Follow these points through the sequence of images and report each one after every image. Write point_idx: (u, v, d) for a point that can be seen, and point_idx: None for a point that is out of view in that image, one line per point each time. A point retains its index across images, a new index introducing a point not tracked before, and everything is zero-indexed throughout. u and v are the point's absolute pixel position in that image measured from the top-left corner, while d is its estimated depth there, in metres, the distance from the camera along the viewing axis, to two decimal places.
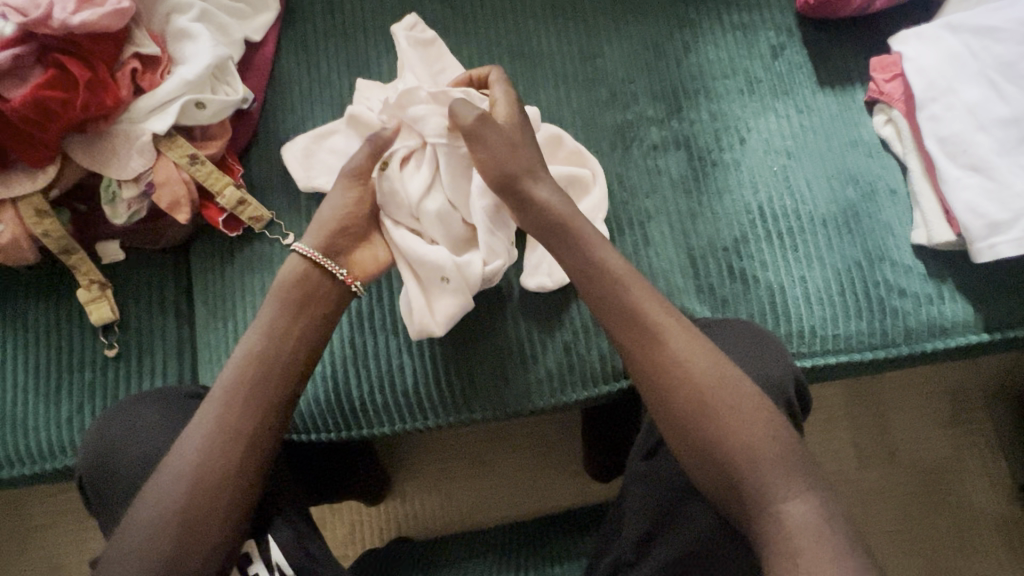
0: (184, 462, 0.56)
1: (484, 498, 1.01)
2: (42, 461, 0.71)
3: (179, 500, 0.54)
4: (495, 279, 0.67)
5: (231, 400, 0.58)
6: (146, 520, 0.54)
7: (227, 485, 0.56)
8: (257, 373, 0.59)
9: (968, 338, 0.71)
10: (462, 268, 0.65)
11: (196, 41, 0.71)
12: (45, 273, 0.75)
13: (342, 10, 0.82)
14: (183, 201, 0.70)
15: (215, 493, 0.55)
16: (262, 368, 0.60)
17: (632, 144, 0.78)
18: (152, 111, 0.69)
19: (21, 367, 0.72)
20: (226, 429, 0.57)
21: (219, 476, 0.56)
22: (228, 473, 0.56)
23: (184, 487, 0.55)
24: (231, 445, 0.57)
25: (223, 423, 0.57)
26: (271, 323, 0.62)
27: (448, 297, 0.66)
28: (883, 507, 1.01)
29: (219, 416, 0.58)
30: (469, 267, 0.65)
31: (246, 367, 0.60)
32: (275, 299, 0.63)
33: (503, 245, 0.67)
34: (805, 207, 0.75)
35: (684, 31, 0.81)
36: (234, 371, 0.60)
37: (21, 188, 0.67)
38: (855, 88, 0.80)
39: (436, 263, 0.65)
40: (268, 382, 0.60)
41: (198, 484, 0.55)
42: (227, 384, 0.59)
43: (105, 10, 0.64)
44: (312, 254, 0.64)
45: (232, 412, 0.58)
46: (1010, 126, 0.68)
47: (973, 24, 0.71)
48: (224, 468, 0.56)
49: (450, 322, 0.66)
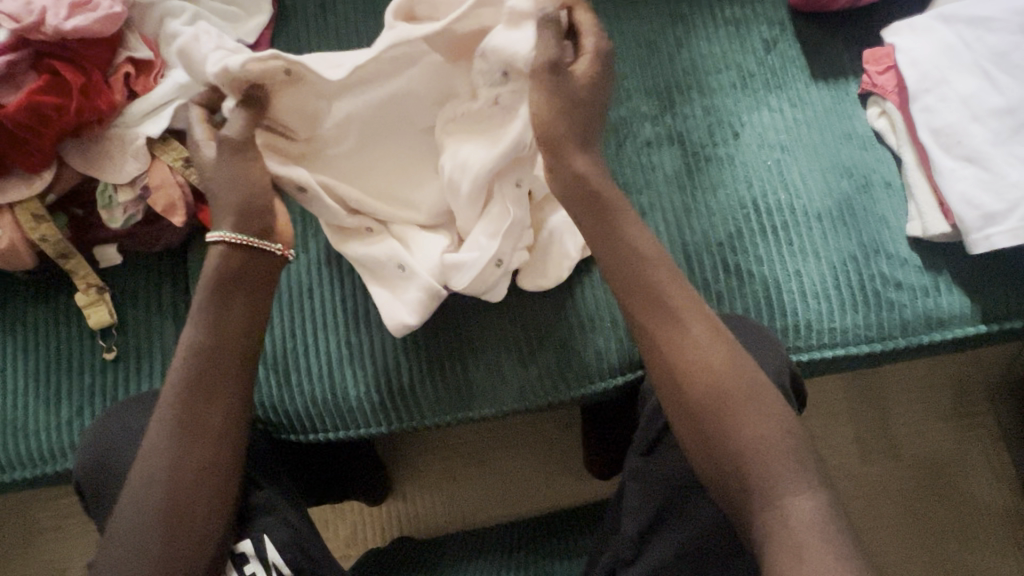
0: (161, 466, 0.56)
1: (486, 497, 1.01)
2: (43, 465, 0.72)
3: (162, 499, 0.55)
4: (461, 279, 0.65)
5: (189, 402, 0.58)
6: (129, 520, 0.54)
7: (210, 490, 0.57)
8: (216, 371, 0.59)
9: (965, 329, 0.71)
10: (420, 258, 0.67)
11: (189, 44, 0.72)
12: (43, 278, 0.75)
13: (335, 11, 0.82)
14: (178, 204, 0.70)
15: (194, 491, 0.56)
16: (222, 364, 0.59)
17: (625, 140, 0.78)
18: (145, 115, 0.69)
19: (20, 371, 0.73)
20: (198, 427, 0.57)
21: (198, 477, 0.56)
22: (212, 474, 0.57)
23: (164, 490, 0.55)
24: (201, 444, 0.57)
25: (198, 426, 0.57)
26: (232, 317, 0.60)
27: (411, 287, 0.66)
28: (886, 500, 1.00)
29: (191, 415, 0.58)
30: (426, 258, 0.67)
31: (208, 365, 0.59)
32: (241, 298, 0.61)
33: (486, 244, 0.64)
34: (800, 201, 0.75)
35: (676, 26, 0.81)
36: (199, 369, 0.59)
37: (19, 193, 0.68)
38: (848, 80, 0.80)
39: (390, 254, 0.67)
40: (232, 375, 0.60)
41: (177, 488, 0.55)
42: (189, 384, 0.58)
43: (97, 15, 0.64)
44: (238, 239, 0.60)
45: (198, 413, 0.58)
46: (1005, 116, 0.67)
47: (966, 14, 0.71)
48: (206, 469, 0.57)
49: (421, 313, 0.66)
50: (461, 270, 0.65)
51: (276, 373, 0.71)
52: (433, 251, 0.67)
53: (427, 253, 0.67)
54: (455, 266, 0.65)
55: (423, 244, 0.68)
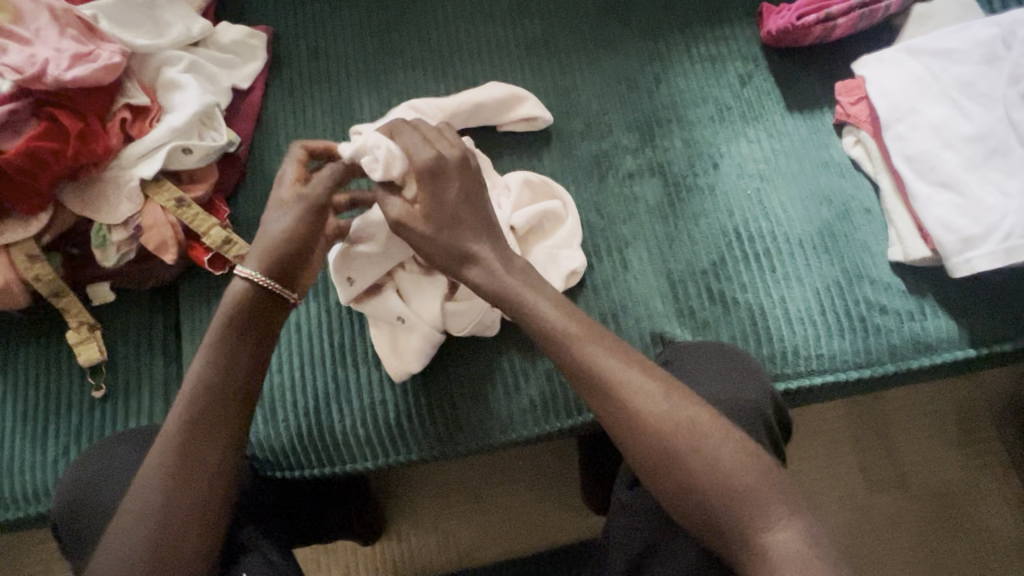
0: (149, 498, 0.55)
1: (482, 535, 0.99)
2: (27, 506, 0.71)
3: (145, 539, 0.54)
4: (462, 329, 0.69)
5: (183, 434, 0.57)
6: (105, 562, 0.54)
7: (195, 522, 0.56)
8: (204, 404, 0.59)
9: (955, 353, 0.71)
10: (419, 309, 0.68)
11: (185, 90, 0.75)
12: (37, 317, 0.77)
13: (326, 57, 0.86)
14: (170, 242, 0.72)
15: (182, 526, 0.55)
16: (216, 398, 0.59)
17: (608, 173, 0.79)
18: (140, 157, 0.72)
19: (9, 410, 0.73)
20: (188, 463, 0.57)
21: (183, 511, 0.55)
22: (197, 505, 0.56)
23: (148, 523, 0.54)
24: (190, 477, 0.57)
25: (186, 461, 0.57)
26: (224, 353, 0.61)
27: (411, 337, 0.69)
28: (896, 534, 0.97)
29: (185, 447, 0.57)
30: (424, 307, 0.68)
31: (201, 397, 0.59)
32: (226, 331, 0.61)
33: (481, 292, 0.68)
34: (781, 229, 0.76)
35: (655, 63, 0.84)
36: (193, 401, 0.59)
37: (15, 235, 0.69)
38: (823, 111, 0.82)
39: (391, 307, 0.69)
40: (221, 409, 0.59)
41: (162, 521, 0.55)
42: (184, 417, 0.58)
43: (98, 65, 0.68)
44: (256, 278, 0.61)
45: (188, 444, 0.57)
46: (976, 143, 0.69)
47: (932, 46, 0.74)
48: (191, 502, 0.56)
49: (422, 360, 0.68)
50: (462, 316, 0.68)
51: (262, 409, 0.71)
52: (432, 298, 0.68)
53: (425, 301, 0.68)
54: (457, 316, 0.68)
55: (422, 293, 0.69)
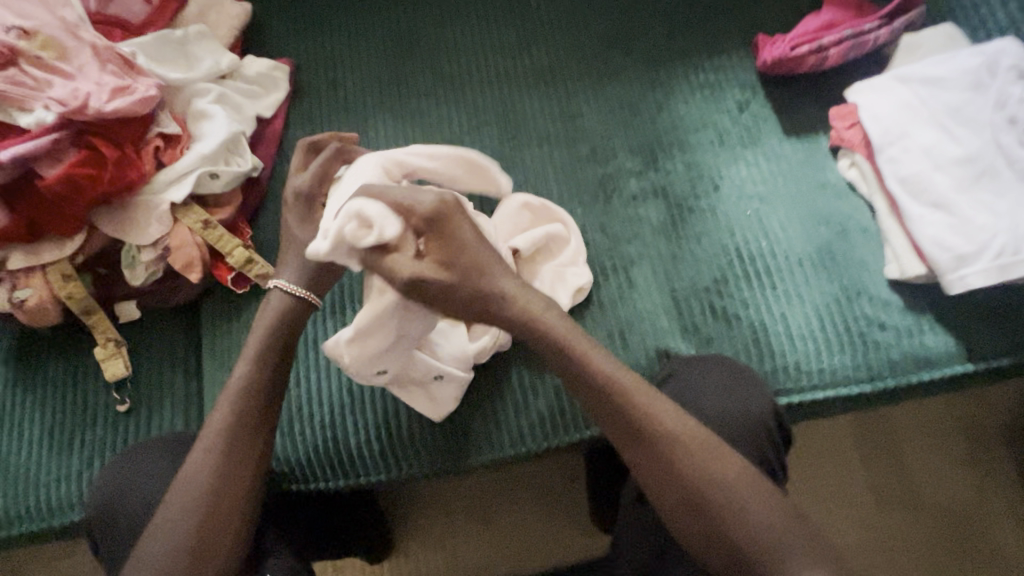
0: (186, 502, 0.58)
1: (492, 553, 1.00)
2: (51, 518, 0.73)
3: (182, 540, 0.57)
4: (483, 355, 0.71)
5: (221, 444, 0.61)
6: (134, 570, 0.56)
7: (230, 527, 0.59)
8: (237, 414, 0.62)
9: (954, 368, 0.72)
10: (451, 354, 0.69)
11: (213, 119, 0.80)
12: (66, 334, 0.80)
13: (345, 87, 0.91)
14: (196, 262, 0.76)
15: (219, 531, 0.58)
16: (250, 409, 0.63)
17: (613, 195, 0.83)
18: (170, 182, 0.76)
19: (37, 424, 0.76)
20: (224, 470, 0.60)
21: (219, 516, 0.58)
22: (233, 512, 0.59)
23: (186, 527, 0.57)
24: (225, 485, 0.59)
25: (225, 469, 0.60)
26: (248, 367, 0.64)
27: (448, 384, 0.69)
28: (908, 555, 0.97)
29: (222, 456, 0.60)
30: (456, 351, 0.69)
31: (237, 408, 0.62)
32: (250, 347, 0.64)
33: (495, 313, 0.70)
34: (781, 247, 0.78)
35: (656, 91, 0.89)
36: (229, 412, 0.62)
37: (52, 255, 0.73)
38: (818, 135, 0.86)
39: (427, 368, 0.68)
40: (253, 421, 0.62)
41: (200, 526, 0.57)
42: (222, 426, 0.61)
43: (135, 98, 0.73)
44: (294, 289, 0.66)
45: (225, 453, 0.60)
46: (965, 165, 0.72)
47: (920, 74, 0.77)
48: (226, 508, 0.59)
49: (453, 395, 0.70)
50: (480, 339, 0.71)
51: (280, 423, 0.74)
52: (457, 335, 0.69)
53: (455, 343, 0.69)
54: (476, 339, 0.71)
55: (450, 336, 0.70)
